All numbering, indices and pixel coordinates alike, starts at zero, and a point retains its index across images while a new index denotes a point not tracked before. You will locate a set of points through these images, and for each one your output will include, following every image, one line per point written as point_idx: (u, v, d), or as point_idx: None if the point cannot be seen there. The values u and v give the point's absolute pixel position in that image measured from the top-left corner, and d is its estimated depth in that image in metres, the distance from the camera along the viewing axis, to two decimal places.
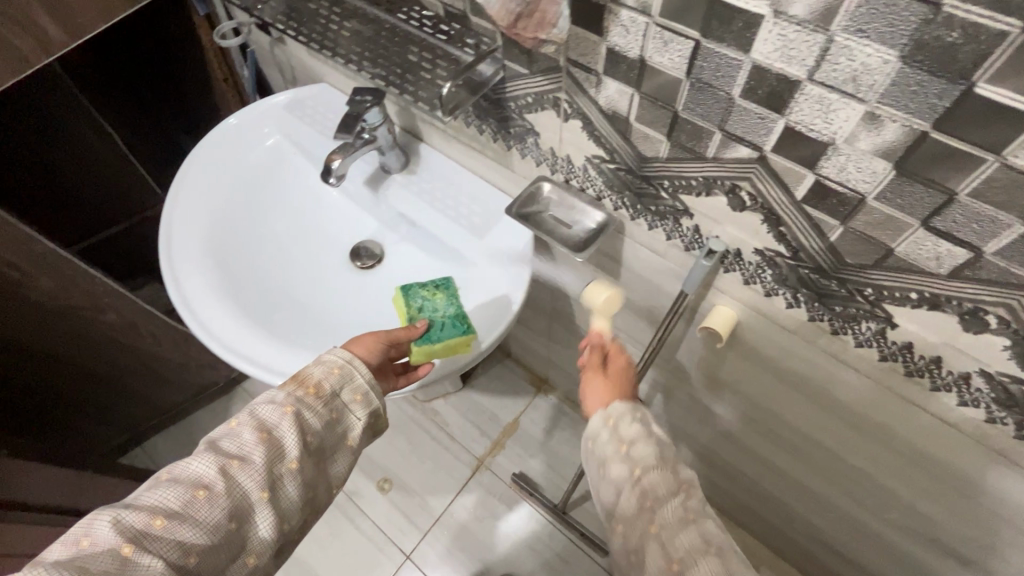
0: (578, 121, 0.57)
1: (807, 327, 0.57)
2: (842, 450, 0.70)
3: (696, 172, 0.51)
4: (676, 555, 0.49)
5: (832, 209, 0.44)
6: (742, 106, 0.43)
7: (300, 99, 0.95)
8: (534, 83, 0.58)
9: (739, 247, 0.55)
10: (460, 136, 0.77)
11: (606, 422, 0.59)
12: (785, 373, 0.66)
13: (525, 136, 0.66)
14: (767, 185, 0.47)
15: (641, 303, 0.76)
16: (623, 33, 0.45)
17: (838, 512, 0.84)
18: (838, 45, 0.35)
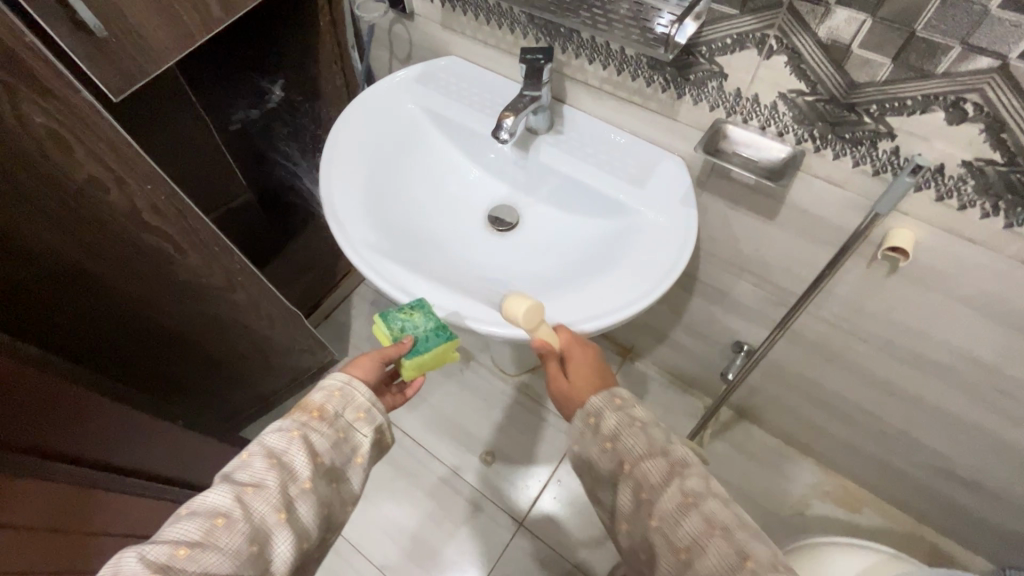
0: (783, 56, 0.62)
1: (997, 236, 0.63)
2: (1000, 359, 0.76)
3: (916, 91, 0.56)
4: (682, 545, 0.55)
5: None
6: (998, 17, 0.48)
7: (430, 72, 0.98)
8: (744, 24, 0.62)
9: (943, 162, 0.60)
10: (617, 90, 0.82)
11: (588, 422, 0.65)
12: (956, 288, 0.72)
13: (708, 81, 0.70)
14: (1000, 93, 0.52)
15: (798, 239, 0.81)
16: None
17: (979, 429, 0.90)
18: None
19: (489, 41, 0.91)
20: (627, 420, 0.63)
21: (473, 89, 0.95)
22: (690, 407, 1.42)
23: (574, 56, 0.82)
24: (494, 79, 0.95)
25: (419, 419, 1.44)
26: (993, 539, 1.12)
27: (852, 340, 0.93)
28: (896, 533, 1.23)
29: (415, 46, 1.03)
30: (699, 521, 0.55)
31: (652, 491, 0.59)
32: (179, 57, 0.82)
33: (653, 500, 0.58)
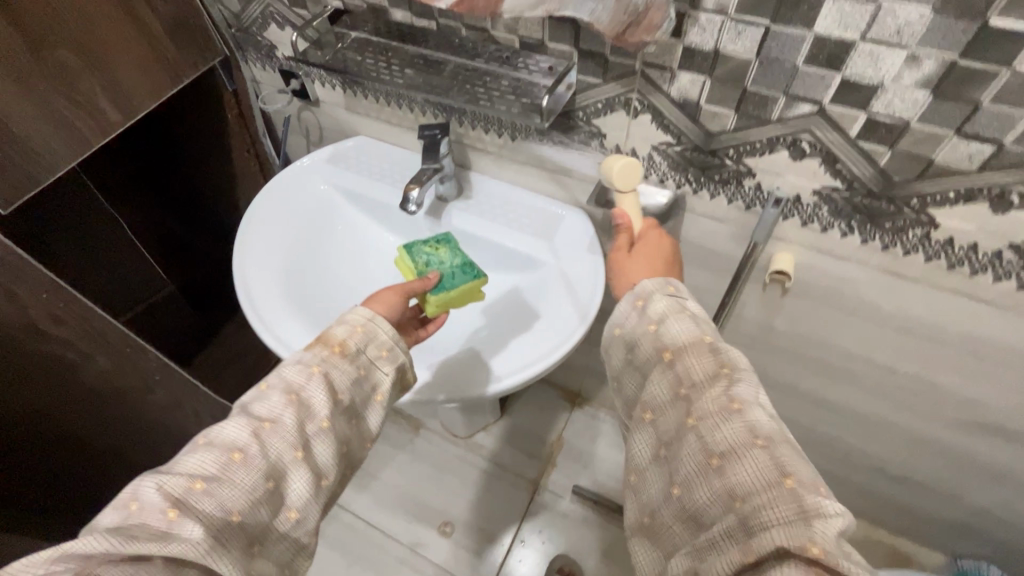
0: (647, 115, 0.69)
1: (860, 251, 0.70)
2: (895, 360, 0.83)
3: (761, 135, 0.64)
4: (716, 449, 0.48)
5: (881, 138, 0.58)
6: (806, 71, 0.56)
7: (339, 152, 1.02)
8: (609, 88, 0.69)
9: (798, 192, 0.68)
10: (516, 153, 0.88)
11: (634, 303, 0.62)
12: (841, 300, 0.78)
13: (591, 140, 0.77)
14: (825, 131, 0.60)
15: (700, 272, 0.87)
16: (700, 32, 0.58)
17: (897, 427, 0.95)
18: (886, 9, 0.49)
19: (393, 120, 0.96)
20: (678, 308, 0.60)
21: (384, 165, 0.99)
22: None
23: (471, 128, 0.88)
24: (403, 154, 1.00)
25: (372, 498, 1.38)
26: (942, 533, 1.16)
27: (769, 359, 0.98)
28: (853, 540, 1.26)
29: (325, 130, 1.07)
30: (742, 427, 0.49)
31: (694, 389, 0.54)
32: (75, 164, 0.81)
33: (694, 398, 0.53)
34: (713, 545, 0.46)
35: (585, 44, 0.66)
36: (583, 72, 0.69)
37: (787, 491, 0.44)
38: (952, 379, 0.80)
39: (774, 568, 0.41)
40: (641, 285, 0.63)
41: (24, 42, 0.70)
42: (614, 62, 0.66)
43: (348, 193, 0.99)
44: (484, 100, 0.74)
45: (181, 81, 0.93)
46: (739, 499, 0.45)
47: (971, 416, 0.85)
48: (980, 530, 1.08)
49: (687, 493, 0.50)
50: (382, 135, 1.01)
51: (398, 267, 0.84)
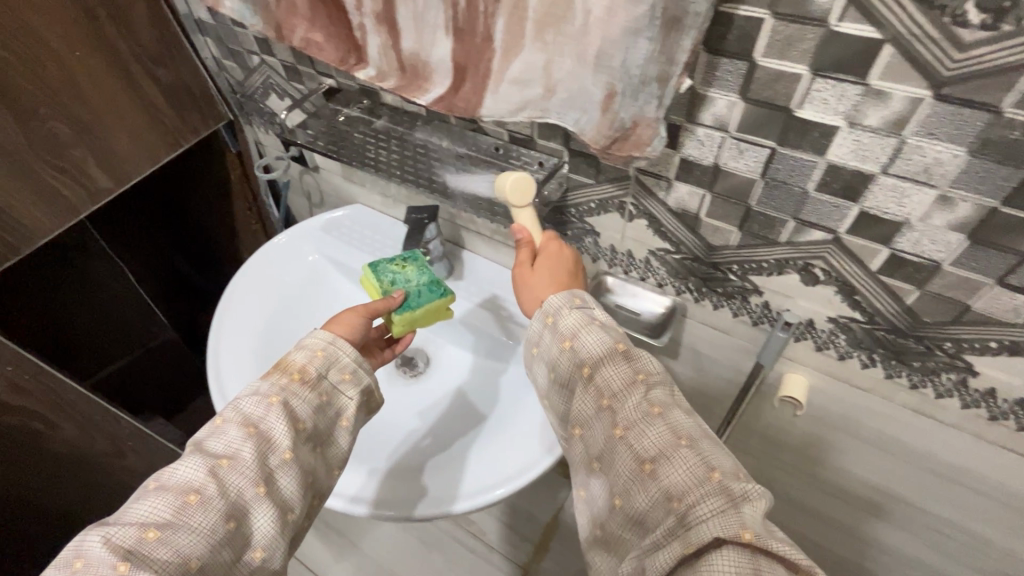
0: (643, 220, 0.63)
1: (883, 385, 0.61)
2: (926, 501, 0.72)
3: (768, 255, 0.57)
4: (646, 454, 0.47)
5: (908, 275, 0.50)
6: (818, 198, 0.49)
7: (334, 221, 0.98)
8: (601, 188, 0.63)
9: (811, 317, 0.60)
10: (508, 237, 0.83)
11: (544, 321, 0.57)
12: (861, 432, 0.68)
13: (584, 237, 0.71)
14: (841, 260, 0.53)
15: (704, 379, 0.79)
16: (699, 146, 0.52)
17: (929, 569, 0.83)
18: (911, 145, 0.42)
19: (388, 192, 0.93)
20: (586, 319, 0.55)
21: (380, 238, 0.95)
22: None
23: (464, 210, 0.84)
24: (398, 227, 0.96)
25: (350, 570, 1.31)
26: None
27: (782, 476, 0.87)
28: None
29: (324, 194, 1.05)
30: (665, 432, 0.47)
31: (615, 399, 0.50)
32: (62, 231, 0.80)
33: (618, 407, 0.50)
34: (655, 548, 0.44)
35: (577, 145, 0.60)
36: (574, 171, 0.64)
37: (715, 486, 0.43)
38: (994, 533, 0.69)
39: (711, 555, 0.40)
40: (547, 302, 0.57)
41: (13, 116, 0.69)
42: (607, 165, 0.60)
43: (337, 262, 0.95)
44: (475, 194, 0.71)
45: (180, 145, 0.92)
46: (676, 500, 0.44)
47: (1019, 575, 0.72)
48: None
49: (628, 500, 0.47)
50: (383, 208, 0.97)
51: (364, 285, 0.77)
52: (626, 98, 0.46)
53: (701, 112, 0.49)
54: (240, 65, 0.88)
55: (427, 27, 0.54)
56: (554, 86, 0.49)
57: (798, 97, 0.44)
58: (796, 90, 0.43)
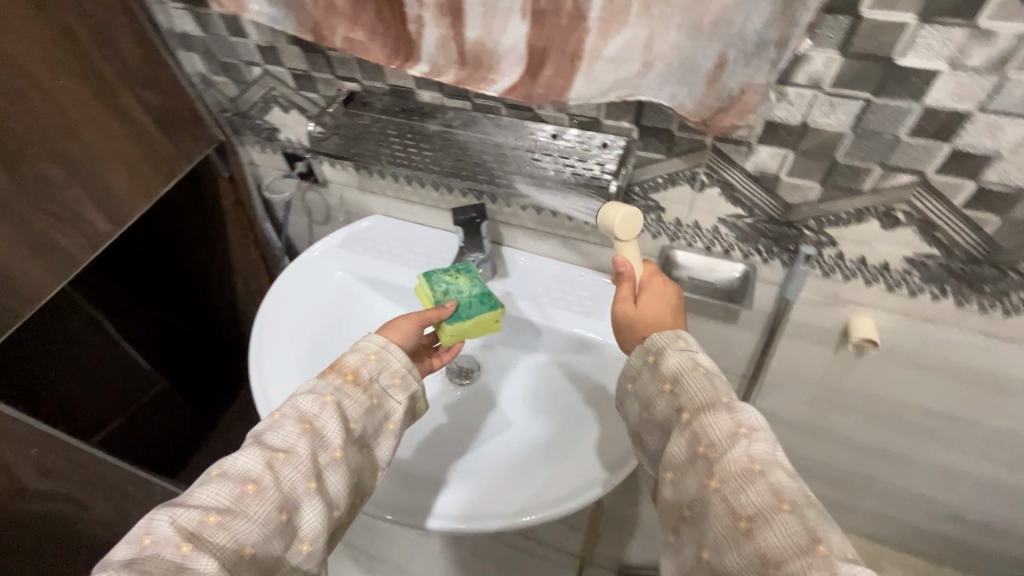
0: (717, 189, 0.64)
1: (952, 314, 0.65)
2: (978, 415, 0.78)
3: (848, 205, 0.59)
4: (744, 511, 0.42)
5: (992, 206, 0.54)
6: (909, 142, 0.52)
7: (356, 235, 0.92)
8: (672, 161, 0.63)
9: (886, 260, 0.63)
10: (556, 226, 0.81)
11: (646, 359, 0.54)
12: (923, 361, 0.73)
13: (645, 214, 0.70)
14: (925, 200, 0.55)
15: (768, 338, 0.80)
16: (787, 107, 0.53)
17: (974, 477, 0.90)
18: (1013, 79, 0.45)
19: (413, 197, 0.88)
20: (692, 364, 0.51)
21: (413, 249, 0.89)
22: None
23: (504, 204, 0.81)
24: (427, 232, 0.91)
25: None
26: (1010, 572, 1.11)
27: (835, 419, 0.91)
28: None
29: (332, 210, 0.98)
30: (767, 491, 0.42)
31: (714, 447, 0.46)
32: (61, 287, 0.70)
33: (714, 457, 0.45)
34: None
35: (650, 120, 0.60)
36: (643, 146, 0.63)
37: (821, 560, 0.38)
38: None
39: None
40: (651, 339, 0.54)
41: None
42: (681, 137, 0.60)
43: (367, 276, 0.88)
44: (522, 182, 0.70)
45: (175, 175, 0.83)
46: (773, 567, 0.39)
47: None
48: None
49: (717, 557, 0.43)
50: (411, 217, 0.92)
51: (415, 295, 0.74)
52: (738, 64, 0.46)
53: (796, 72, 0.50)
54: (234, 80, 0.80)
55: (496, 16, 0.51)
56: (652, 61, 0.48)
57: (902, 45, 0.45)
58: (901, 39, 0.45)
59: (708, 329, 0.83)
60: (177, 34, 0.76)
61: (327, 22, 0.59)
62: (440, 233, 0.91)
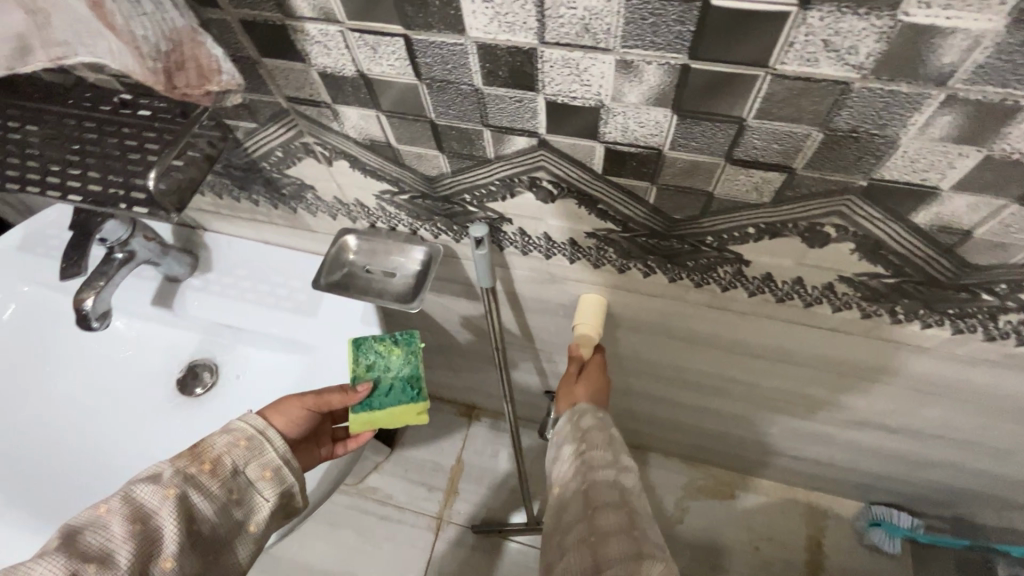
0: (571, 198, 0.43)
1: (855, 325, 0.49)
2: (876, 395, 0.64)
3: (752, 218, 0.39)
4: None
5: (859, 256, 0.40)
6: (806, 139, 0.31)
7: (41, 228, 0.75)
8: (375, 165, 0.46)
9: (797, 275, 0.44)
10: (318, 227, 0.60)
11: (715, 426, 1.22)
12: (775, 352, 0.59)
13: (303, 193, 0.55)
14: (623, 124, 0.34)
15: (627, 319, 0.61)
16: (324, 50, 0.35)
17: (745, 418, 0.83)
18: (895, 108, 0.28)
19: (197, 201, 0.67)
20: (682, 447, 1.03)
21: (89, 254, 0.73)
22: None
23: (272, 206, 0.59)
24: None
25: None
26: (849, 488, 1.12)
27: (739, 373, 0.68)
28: (771, 505, 1.20)
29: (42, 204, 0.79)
30: None
31: None
32: None
33: None
34: None
35: (354, 96, 0.39)
36: (444, 111, 0.37)
37: None
38: (850, 398, 0.66)
39: None
40: None
41: None
42: (348, 110, 0.40)
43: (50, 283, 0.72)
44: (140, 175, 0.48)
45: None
46: None
47: (965, 438, 0.68)
48: (885, 485, 1.04)
49: None
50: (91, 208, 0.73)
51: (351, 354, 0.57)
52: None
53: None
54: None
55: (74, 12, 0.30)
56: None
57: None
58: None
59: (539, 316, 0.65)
60: None
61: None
62: (220, 235, 0.72)
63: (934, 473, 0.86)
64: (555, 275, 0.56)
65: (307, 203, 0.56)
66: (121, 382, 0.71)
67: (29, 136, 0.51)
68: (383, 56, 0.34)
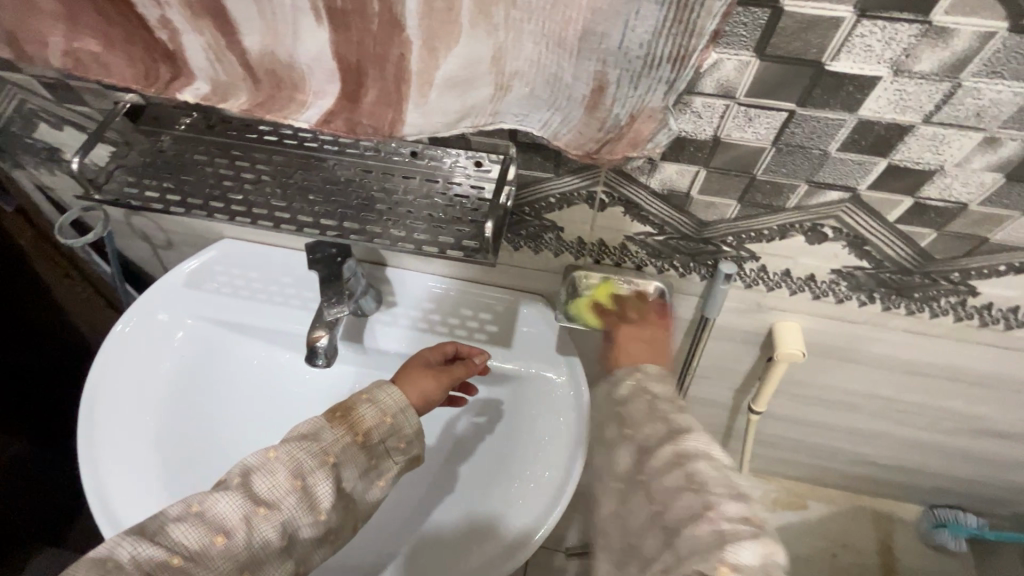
0: (841, 240, 0.49)
1: None
2: (1008, 402, 0.72)
3: (1009, 258, 0.47)
4: None
5: None
6: None
7: (207, 265, 0.75)
8: (652, 212, 0.51)
9: (1015, 303, 0.52)
10: (525, 262, 0.65)
11: None
12: (934, 369, 0.68)
13: (543, 234, 0.59)
14: (946, 184, 0.41)
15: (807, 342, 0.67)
16: (694, 118, 0.40)
17: (855, 428, 0.91)
18: None
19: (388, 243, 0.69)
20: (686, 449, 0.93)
21: (256, 284, 0.74)
22: None
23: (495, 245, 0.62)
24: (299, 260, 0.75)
25: None
26: (914, 494, 1.20)
27: (880, 388, 0.75)
28: (839, 514, 1.27)
29: (202, 237, 0.79)
30: None
31: None
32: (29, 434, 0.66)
33: None
34: None
35: (688, 155, 0.44)
36: (774, 169, 0.43)
37: None
38: (982, 407, 0.74)
39: None
40: None
41: None
42: (668, 165, 0.45)
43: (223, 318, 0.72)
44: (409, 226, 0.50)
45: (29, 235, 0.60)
46: None
47: None
48: (956, 490, 1.12)
49: None
50: (258, 237, 0.75)
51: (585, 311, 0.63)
52: (620, 88, 0.32)
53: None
54: (101, 107, 0.57)
55: (549, 98, 0.34)
56: (586, 47, 0.30)
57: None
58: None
59: (715, 341, 0.71)
60: (48, 84, 0.55)
61: (314, 24, 0.35)
62: (400, 269, 0.73)
63: (1018, 475, 0.95)
64: (763, 306, 0.62)
65: (540, 242, 0.60)
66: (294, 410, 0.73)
67: (292, 181, 0.54)
68: (753, 125, 0.40)
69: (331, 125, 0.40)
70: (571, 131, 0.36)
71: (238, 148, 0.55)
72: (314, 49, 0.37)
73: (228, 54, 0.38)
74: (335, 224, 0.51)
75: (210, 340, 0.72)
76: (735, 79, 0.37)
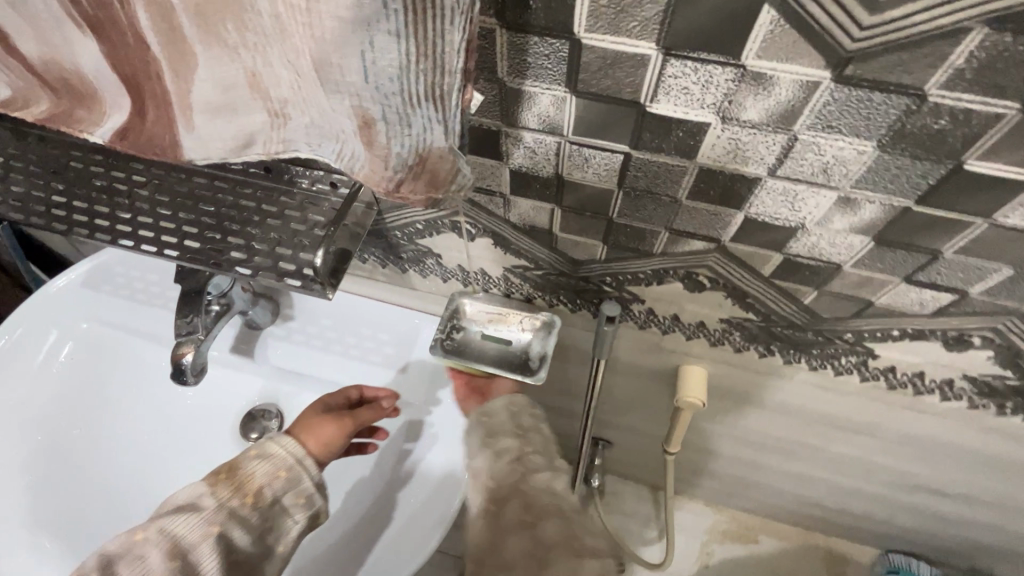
0: (719, 290, 0.44)
1: (960, 412, 0.51)
2: (942, 463, 0.66)
3: (902, 324, 0.42)
4: None
5: (997, 361, 0.43)
6: (996, 271, 0.34)
7: (105, 268, 0.70)
8: (523, 246, 0.47)
9: (921, 369, 0.47)
10: (416, 283, 0.61)
11: None
12: (854, 425, 0.62)
13: (423, 258, 0.55)
14: (814, 243, 0.36)
15: (717, 386, 0.62)
16: (529, 154, 0.36)
17: (789, 471, 0.85)
18: None
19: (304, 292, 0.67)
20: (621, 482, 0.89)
21: (154, 289, 0.70)
22: (632, 495, 1.10)
23: (380, 265, 0.59)
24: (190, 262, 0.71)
25: None
26: (868, 536, 1.14)
27: (805, 437, 0.70)
28: (790, 550, 1.22)
29: None
30: None
31: None
32: None
33: None
34: None
35: (537, 192, 0.39)
36: (629, 213, 0.39)
37: None
38: (914, 465, 0.69)
39: None
40: None
41: None
42: (521, 201, 0.41)
43: (118, 324, 0.68)
44: (259, 251, 0.47)
45: None
46: None
47: (1011, 503, 0.72)
48: (910, 538, 1.06)
49: None
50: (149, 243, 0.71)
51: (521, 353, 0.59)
52: (390, 125, 0.28)
53: (631, 8, 0.25)
54: None
55: (329, 130, 0.30)
56: (330, 79, 0.26)
57: (884, 30, 0.23)
58: (757, 22, 0.24)
59: (624, 376, 0.67)
60: None
61: (79, 34, 0.31)
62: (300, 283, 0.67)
63: (967, 530, 0.88)
64: (662, 348, 0.57)
65: (423, 267, 0.56)
66: (180, 421, 0.68)
67: (149, 192, 0.50)
68: (592, 166, 0.35)
69: (130, 141, 0.37)
70: (362, 168, 0.31)
71: (98, 153, 0.52)
72: (88, 61, 0.33)
73: (10, 60, 0.35)
74: (176, 242, 0.48)
75: (93, 351, 0.68)
76: (556, 115, 0.32)
